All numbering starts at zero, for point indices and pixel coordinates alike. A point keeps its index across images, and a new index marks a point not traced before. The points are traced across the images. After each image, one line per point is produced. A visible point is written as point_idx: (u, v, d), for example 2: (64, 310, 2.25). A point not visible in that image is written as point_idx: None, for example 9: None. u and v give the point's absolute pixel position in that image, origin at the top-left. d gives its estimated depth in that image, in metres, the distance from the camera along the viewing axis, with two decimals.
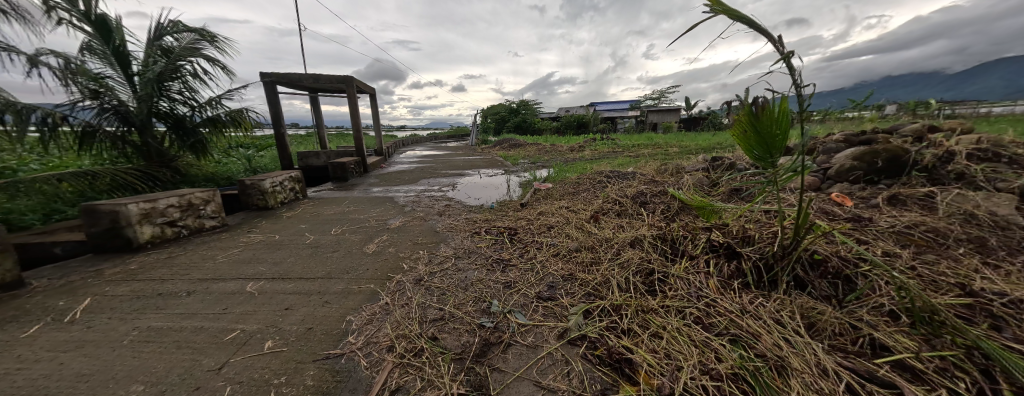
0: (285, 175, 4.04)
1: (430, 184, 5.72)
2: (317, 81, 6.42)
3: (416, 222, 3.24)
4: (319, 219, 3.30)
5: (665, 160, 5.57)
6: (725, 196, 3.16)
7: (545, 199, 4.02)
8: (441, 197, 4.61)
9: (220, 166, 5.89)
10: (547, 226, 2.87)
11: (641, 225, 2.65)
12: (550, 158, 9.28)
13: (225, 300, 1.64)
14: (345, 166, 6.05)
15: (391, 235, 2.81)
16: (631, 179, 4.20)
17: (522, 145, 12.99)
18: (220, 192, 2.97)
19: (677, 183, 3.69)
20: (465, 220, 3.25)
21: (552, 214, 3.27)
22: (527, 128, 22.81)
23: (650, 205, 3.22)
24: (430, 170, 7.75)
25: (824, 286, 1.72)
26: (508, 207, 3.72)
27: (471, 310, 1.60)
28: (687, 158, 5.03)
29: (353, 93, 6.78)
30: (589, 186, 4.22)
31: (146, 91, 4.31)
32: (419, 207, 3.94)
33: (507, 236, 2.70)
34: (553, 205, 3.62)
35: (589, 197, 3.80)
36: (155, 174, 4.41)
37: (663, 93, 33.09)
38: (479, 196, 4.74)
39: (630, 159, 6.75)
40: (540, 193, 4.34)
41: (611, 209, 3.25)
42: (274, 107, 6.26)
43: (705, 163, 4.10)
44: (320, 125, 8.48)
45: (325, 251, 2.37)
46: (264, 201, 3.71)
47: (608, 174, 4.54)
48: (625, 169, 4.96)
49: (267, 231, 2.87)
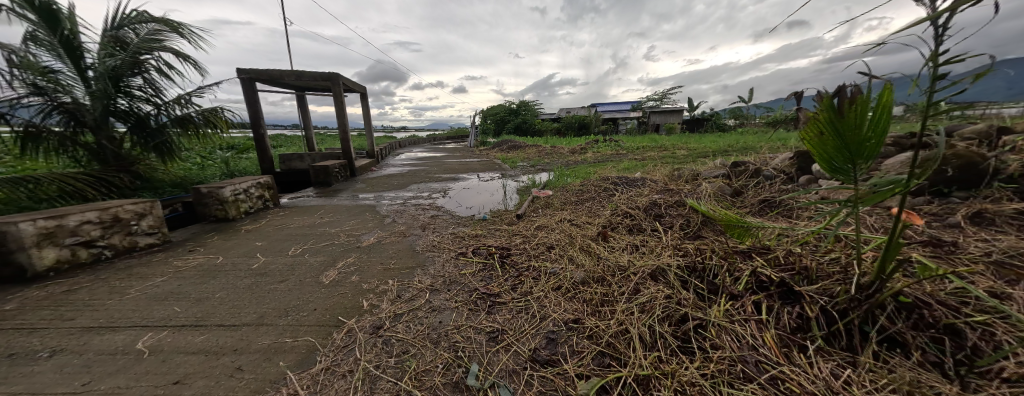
0: (251, 181, 3.60)
1: (420, 190, 5.27)
2: (300, 77, 5.98)
3: (394, 239, 2.77)
4: (281, 235, 2.83)
5: (676, 165, 5.11)
6: (754, 208, 2.69)
7: (544, 209, 3.56)
8: (429, 206, 4.15)
9: (194, 170, 5.45)
10: (546, 245, 2.41)
11: (660, 247, 2.17)
12: (549, 161, 8.81)
13: (95, 368, 1.18)
14: (328, 170, 5.60)
15: (359, 257, 2.34)
16: (641, 187, 3.73)
17: (521, 147, 12.55)
18: (159, 205, 2.53)
19: (695, 192, 3.23)
20: (450, 237, 2.78)
21: (553, 229, 2.81)
22: (527, 129, 22.36)
23: (666, 219, 2.76)
24: (423, 174, 7.29)
25: (926, 346, 1.24)
26: (502, 219, 3.27)
27: (437, 385, 1.13)
28: (701, 163, 4.56)
29: (339, 91, 6.33)
30: (594, 195, 3.76)
31: (100, 87, 3.89)
32: (402, 218, 3.49)
33: (497, 259, 2.24)
34: (553, 217, 3.16)
35: (594, 208, 3.34)
36: (110, 180, 3.96)
37: (665, 94, 32.73)
38: (472, 204, 4.28)
39: (636, 163, 6.28)
40: (539, 202, 3.89)
41: (621, 224, 2.78)
42: (253, 107, 5.83)
43: (724, 169, 3.64)
44: (307, 126, 8.05)
45: (269, 282, 1.90)
46: (223, 211, 3.27)
47: (615, 180, 4.07)
48: (633, 175, 4.49)
49: (212, 251, 2.41)
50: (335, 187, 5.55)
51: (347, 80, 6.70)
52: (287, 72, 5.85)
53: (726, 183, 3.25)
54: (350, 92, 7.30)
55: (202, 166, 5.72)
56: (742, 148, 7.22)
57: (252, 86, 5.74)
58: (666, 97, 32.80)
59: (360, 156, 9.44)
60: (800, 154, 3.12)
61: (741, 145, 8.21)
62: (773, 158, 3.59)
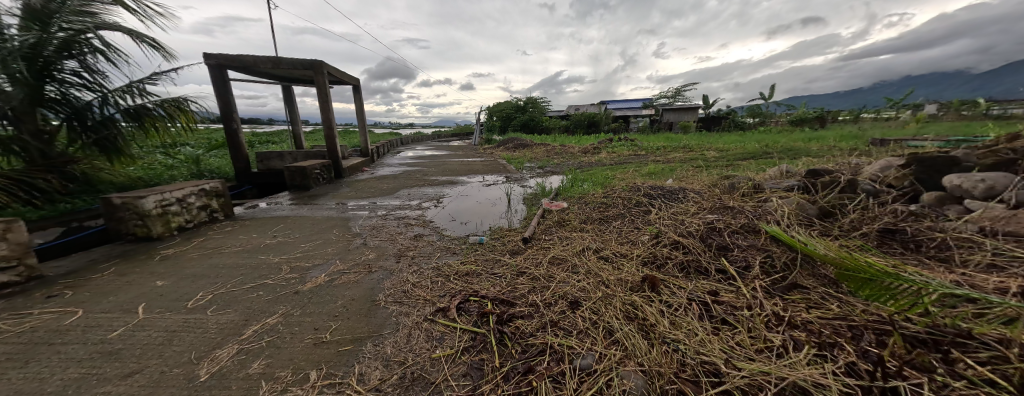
0: (189, 189, 2.87)
1: (410, 197, 4.51)
2: (278, 65, 5.27)
3: (351, 277, 1.99)
4: (201, 268, 2.08)
5: (716, 173, 4.24)
6: (868, 242, 1.84)
7: (558, 231, 2.75)
8: (416, 219, 3.39)
9: (155, 171, 4.78)
10: (568, 301, 1.60)
11: (757, 317, 1.34)
12: (559, 162, 7.97)
13: None
14: (306, 171, 4.88)
15: (286, 314, 1.56)
16: (685, 202, 2.90)
17: (528, 146, 11.71)
18: (19, 225, 1.80)
19: (765, 212, 2.38)
20: (430, 275, 2.00)
21: (573, 265, 2.01)
22: (534, 127, 21.49)
23: (738, 257, 1.92)
24: (419, 175, 6.55)
25: None
26: (504, 246, 2.47)
27: None
28: (751, 171, 3.69)
29: (323, 80, 5.60)
30: (622, 210, 2.93)
31: (21, 69, 3.20)
32: (376, 240, 2.71)
33: (493, 326, 1.43)
34: (571, 245, 2.36)
35: (626, 232, 2.52)
36: (33, 182, 3.25)
37: (678, 92, 31.74)
38: (468, 217, 3.50)
39: (662, 168, 5.40)
40: (551, 219, 3.07)
41: (672, 262, 1.95)
42: (224, 98, 5.15)
43: (793, 179, 2.79)
44: (295, 121, 7.36)
45: (105, 377, 1.13)
46: (145, 228, 2.55)
47: (647, 190, 3.23)
48: (667, 185, 3.64)
49: (79, 298, 1.66)
50: (314, 191, 4.82)
51: (335, 70, 5.98)
52: (263, 59, 5.14)
53: (806, 201, 2.40)
54: (339, 82, 6.58)
55: (168, 168, 5.07)
56: (783, 150, 6.29)
57: (223, 73, 5.08)
58: (679, 95, 31.56)
59: (353, 155, 8.72)
60: (918, 161, 2.25)
61: (778, 146, 7.26)
62: (863, 165, 2.71)
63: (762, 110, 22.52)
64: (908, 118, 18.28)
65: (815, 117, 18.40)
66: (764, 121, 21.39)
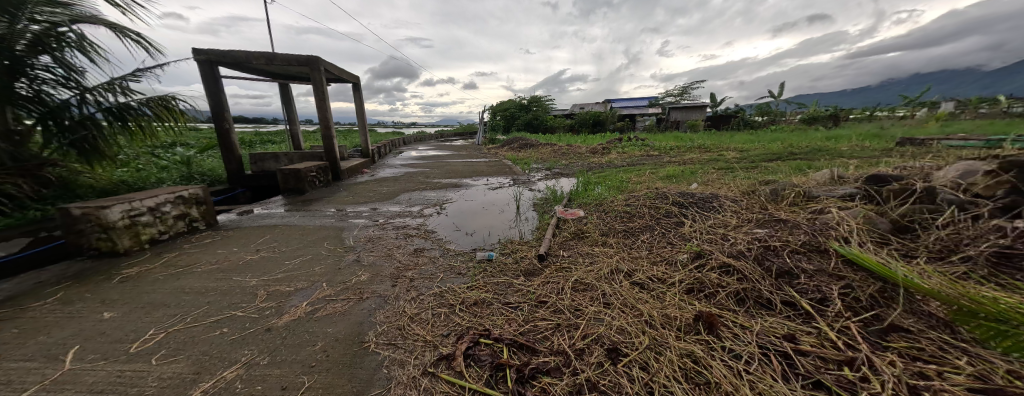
0: (164, 196, 2.57)
1: (411, 203, 4.19)
2: (271, 61, 4.97)
3: (337, 306, 1.66)
4: (163, 293, 1.76)
5: (745, 178, 3.88)
6: (974, 269, 1.48)
7: (578, 247, 2.41)
8: (417, 229, 3.07)
9: (141, 174, 4.51)
10: (605, 349, 1.26)
11: (869, 385, 1.00)
12: (567, 163, 7.62)
13: None
14: (301, 174, 4.58)
15: (249, 363, 1.24)
16: (722, 212, 2.54)
17: (533, 145, 11.37)
18: None
19: (825, 227, 2.02)
20: (431, 304, 1.68)
21: (603, 295, 1.67)
22: (538, 125, 21.11)
23: (808, 287, 1.57)
24: (422, 177, 6.23)
25: None
26: (518, 266, 2.14)
27: None
28: (787, 176, 3.33)
29: (320, 77, 5.29)
30: (650, 222, 2.58)
31: None
32: (371, 255, 2.39)
33: (513, 388, 1.09)
34: (597, 266, 2.02)
35: (659, 250, 2.17)
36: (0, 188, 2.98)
37: (684, 90, 31.23)
38: (474, 226, 3.18)
39: (681, 171, 5.02)
40: (568, 232, 2.73)
41: (726, 291, 1.61)
42: (215, 96, 4.87)
43: (850, 187, 2.43)
44: (292, 120, 7.06)
45: None
46: (110, 242, 2.25)
47: (676, 198, 2.88)
48: (694, 191, 3.28)
49: (3, 339, 1.36)
50: (308, 196, 4.52)
51: (332, 67, 5.68)
52: (256, 54, 4.86)
53: (873, 213, 2.04)
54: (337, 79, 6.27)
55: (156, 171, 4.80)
56: (808, 151, 5.88)
57: (213, 70, 4.80)
58: (686, 93, 31.04)
59: (354, 156, 8.44)
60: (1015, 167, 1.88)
61: (802, 147, 6.84)
62: (931, 171, 2.35)
63: (772, 108, 21.99)
64: (925, 115, 17.71)
65: (829, 116, 17.89)
66: (774, 120, 20.85)
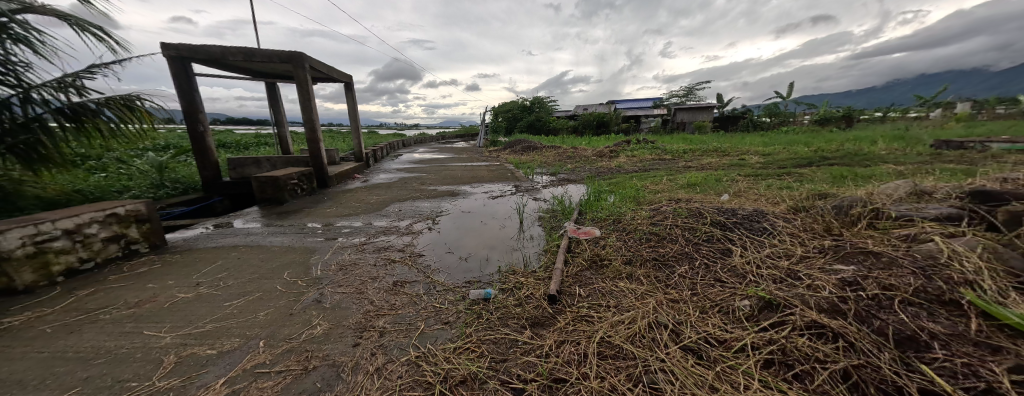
0: (89, 215, 2.10)
1: (401, 215, 3.72)
2: (250, 58, 4.53)
3: (265, 387, 1.16)
4: (32, 360, 1.27)
5: (783, 191, 3.36)
6: None
7: (600, 283, 1.91)
8: (402, 252, 2.58)
9: (104, 182, 4.07)
10: None
11: None
12: (574, 168, 7.13)
13: None
14: (280, 183, 4.11)
15: None
16: (777, 238, 2.03)
17: (537, 148, 10.91)
18: None
19: (935, 265, 1.51)
20: (400, 383, 1.19)
21: (648, 375, 1.16)
22: (540, 127, 20.61)
23: (956, 369, 1.03)
24: (417, 184, 5.77)
25: None
26: (523, 314, 1.65)
27: None
28: (840, 188, 2.82)
29: (305, 75, 4.83)
30: (687, 247, 2.08)
31: None
32: (337, 293, 1.90)
33: None
34: (628, 317, 1.52)
35: (706, 291, 1.67)
36: None
37: (690, 90, 30.78)
38: (470, 249, 2.69)
39: (703, 178, 4.50)
40: (584, 261, 2.23)
41: (829, 371, 1.09)
42: (187, 96, 4.42)
43: (945, 208, 1.92)
44: (280, 123, 6.63)
45: None
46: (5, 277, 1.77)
47: (713, 215, 2.37)
48: (730, 206, 2.76)
49: None
50: (288, 207, 4.06)
51: (320, 65, 5.23)
52: (233, 50, 4.44)
53: (999, 247, 1.53)
54: (326, 77, 5.82)
55: (123, 179, 4.35)
56: (842, 156, 5.33)
57: (185, 67, 4.35)
58: (691, 93, 30.51)
59: (348, 160, 8.00)
60: None
61: (830, 151, 6.29)
62: None
63: (782, 109, 21.36)
64: (944, 116, 17.05)
65: (841, 116, 17.32)
66: (785, 121, 20.24)
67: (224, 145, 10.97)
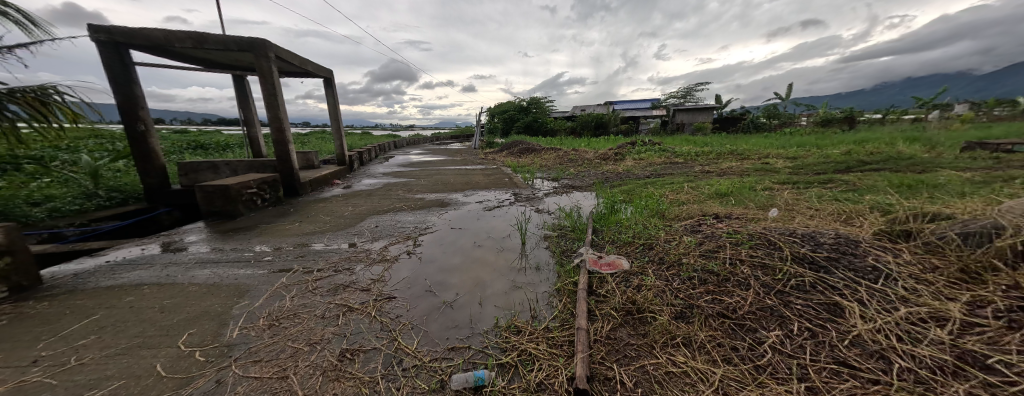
0: None
1: (377, 234, 3.05)
2: (201, 44, 3.81)
3: None
4: None
5: (844, 207, 2.74)
6: None
7: (650, 362, 1.26)
8: (364, 294, 1.90)
9: (17, 192, 3.33)
10: None
11: None
12: (577, 172, 6.53)
13: None
14: (232, 193, 3.40)
15: None
16: (903, 288, 1.39)
17: (535, 150, 10.30)
18: None
19: None
20: None
21: None
22: (538, 128, 20.02)
23: None
24: (404, 192, 5.10)
25: None
26: None
27: None
28: (930, 206, 2.21)
29: (269, 65, 4.13)
30: (768, 299, 1.44)
31: None
32: (244, 381, 1.20)
33: None
34: None
35: (832, 389, 1.02)
36: None
37: (688, 91, 30.59)
38: (458, 286, 2.03)
39: (731, 186, 3.89)
40: (617, 314, 1.59)
41: None
42: (123, 88, 3.68)
43: None
44: (251, 123, 5.91)
45: None
46: None
47: (790, 245, 1.73)
48: (796, 228, 2.14)
49: None
50: (241, 221, 3.36)
51: (289, 54, 4.53)
52: (180, 35, 3.72)
53: None
54: (300, 70, 5.12)
55: (47, 188, 3.60)
56: (881, 160, 4.76)
57: (121, 53, 3.63)
58: (690, 94, 30.15)
59: (330, 163, 7.29)
60: None
61: (858, 154, 5.75)
62: None
63: (782, 110, 21.05)
64: (947, 117, 16.79)
65: (843, 118, 17.00)
66: (785, 122, 19.90)
67: (200, 144, 10.14)
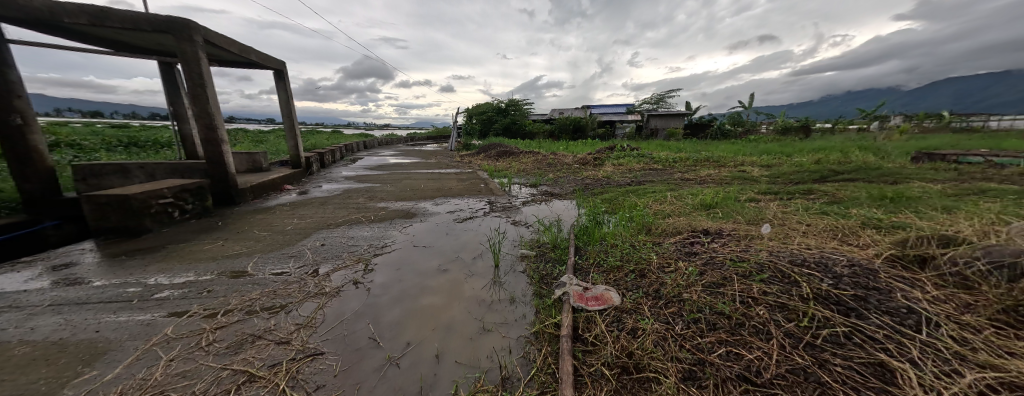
0: None
1: (321, 255, 2.54)
2: (101, 20, 3.11)
3: None
4: None
5: (836, 221, 2.59)
6: None
7: None
8: (277, 350, 1.42)
9: None
10: None
11: None
12: (556, 177, 6.23)
13: None
14: (135, 204, 2.75)
15: None
16: (954, 340, 1.14)
17: (513, 153, 9.96)
18: None
19: None
20: None
21: None
22: (516, 130, 19.76)
23: None
24: (365, 199, 4.55)
25: None
26: None
27: None
28: (930, 225, 2.07)
29: (195, 50, 3.47)
30: (798, 356, 1.15)
31: None
32: None
33: None
34: None
35: None
36: None
37: (660, 97, 31.64)
38: (410, 330, 1.59)
39: (716, 196, 3.72)
40: (611, 375, 1.23)
41: None
42: None
43: None
44: (183, 118, 5.11)
45: None
46: None
47: (807, 280, 1.48)
48: (800, 251, 1.90)
49: None
50: (147, 240, 2.71)
51: (223, 39, 3.88)
52: (72, 8, 3.02)
53: None
54: (240, 58, 4.45)
55: None
56: (851, 170, 4.82)
57: None
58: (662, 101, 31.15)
59: (285, 166, 6.53)
60: None
61: (826, 163, 5.88)
62: None
63: (747, 118, 22.15)
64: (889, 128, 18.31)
65: (801, 127, 18.08)
66: (750, 130, 20.93)
67: (133, 142, 8.89)
